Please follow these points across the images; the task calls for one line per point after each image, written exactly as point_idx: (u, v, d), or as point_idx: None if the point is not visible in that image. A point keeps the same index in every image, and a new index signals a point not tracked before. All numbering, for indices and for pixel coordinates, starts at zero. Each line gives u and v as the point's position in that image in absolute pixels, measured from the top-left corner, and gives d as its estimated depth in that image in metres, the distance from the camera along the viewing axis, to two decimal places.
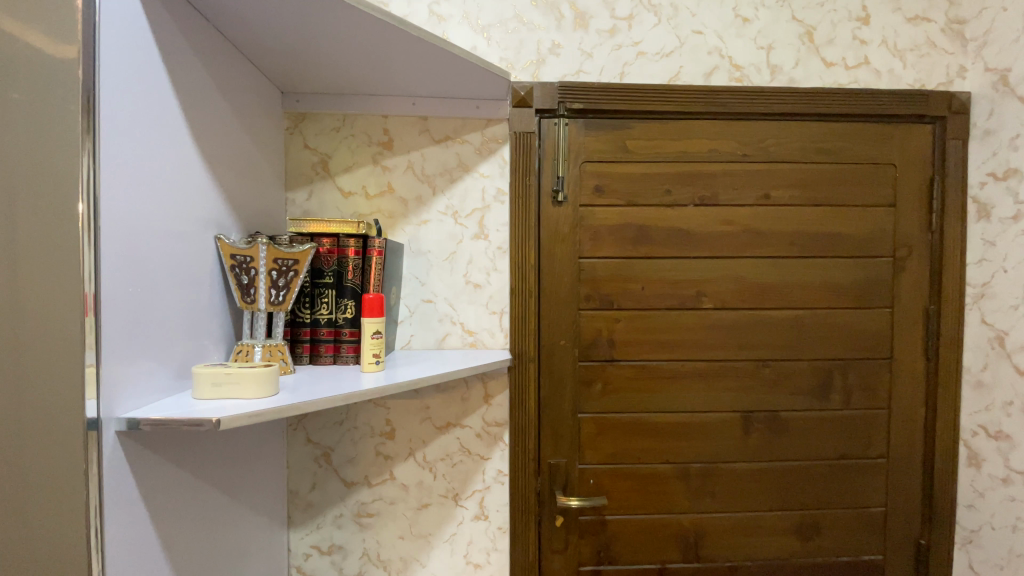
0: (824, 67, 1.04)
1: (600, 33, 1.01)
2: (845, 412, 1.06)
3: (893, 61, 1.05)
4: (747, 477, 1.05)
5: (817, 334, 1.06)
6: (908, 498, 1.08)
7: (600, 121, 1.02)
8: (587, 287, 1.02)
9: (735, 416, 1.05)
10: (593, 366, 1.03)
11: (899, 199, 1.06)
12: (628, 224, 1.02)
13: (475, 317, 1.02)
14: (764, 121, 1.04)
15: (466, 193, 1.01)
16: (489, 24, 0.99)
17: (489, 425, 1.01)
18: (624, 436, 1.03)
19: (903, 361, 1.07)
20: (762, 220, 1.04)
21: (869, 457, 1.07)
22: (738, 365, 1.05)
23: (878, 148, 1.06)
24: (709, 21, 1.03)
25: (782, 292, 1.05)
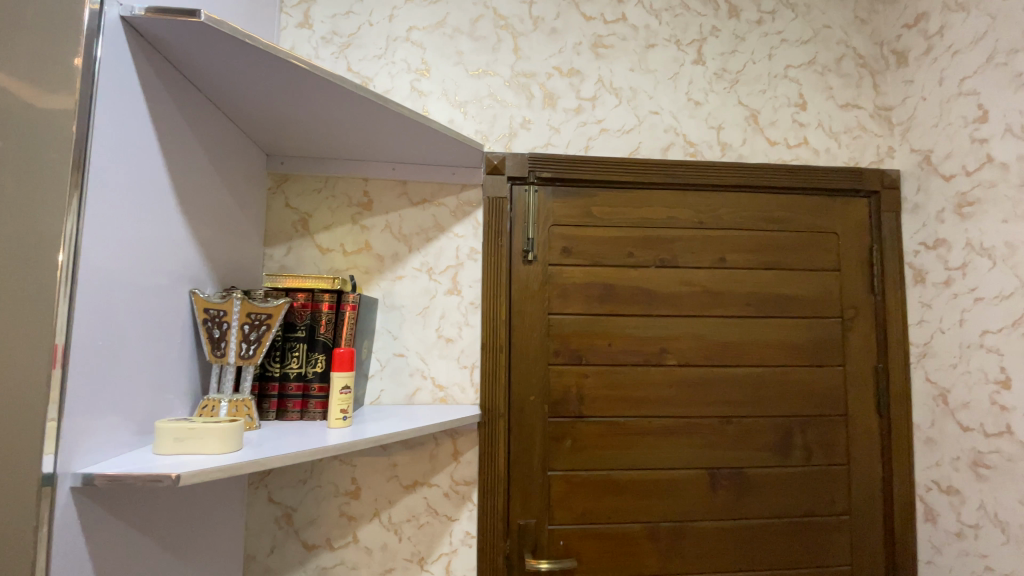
0: (768, 145, 1.16)
1: (567, 111, 1.11)
2: (807, 469, 1.09)
3: (829, 142, 1.17)
4: (715, 538, 1.05)
5: (776, 391, 1.10)
6: (872, 556, 1.09)
7: (567, 188, 1.09)
8: (556, 343, 1.05)
9: (701, 473, 1.06)
10: (562, 422, 1.04)
11: (843, 264, 1.15)
12: (595, 283, 1.08)
13: (447, 372, 1.03)
14: (717, 192, 1.13)
15: (441, 251, 1.06)
16: (465, 100, 1.08)
17: (457, 483, 1.00)
18: (592, 494, 1.03)
19: (858, 417, 1.11)
20: (719, 282, 1.11)
21: (834, 514, 1.09)
22: (704, 421, 1.08)
23: (821, 218, 1.15)
24: (664, 103, 1.14)
25: (742, 349, 1.10)
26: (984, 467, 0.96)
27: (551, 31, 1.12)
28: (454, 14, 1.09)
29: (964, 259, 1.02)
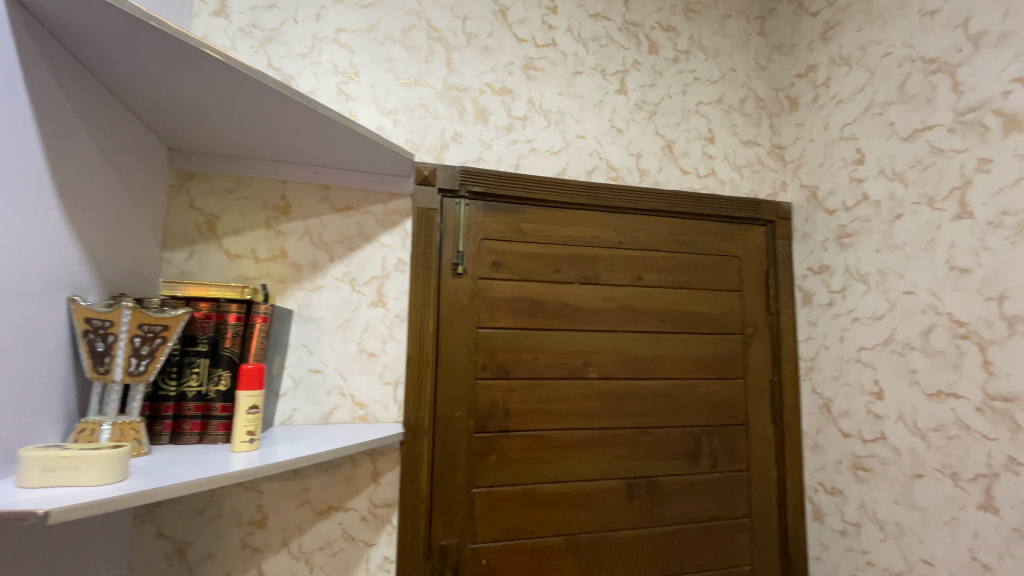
0: (682, 174, 1.25)
1: (498, 128, 1.12)
2: (713, 475, 1.17)
3: (733, 174, 1.29)
4: (631, 546, 1.09)
5: (687, 403, 1.17)
6: (768, 555, 1.19)
7: (497, 203, 1.10)
8: (483, 357, 1.04)
9: (620, 483, 1.10)
10: (488, 438, 1.03)
11: (744, 285, 1.26)
12: (523, 297, 1.09)
13: (367, 388, 0.98)
14: (637, 215, 1.20)
15: (365, 261, 1.01)
16: (395, 108, 1.06)
17: (376, 506, 0.95)
18: (517, 509, 1.03)
19: (756, 426, 1.22)
20: (638, 300, 1.17)
21: (735, 517, 1.17)
22: (623, 432, 1.12)
23: (726, 243, 1.26)
24: (590, 128, 1.19)
25: (658, 363, 1.16)
26: (863, 469, 1.08)
27: (484, 49, 1.13)
28: (386, 21, 1.07)
29: (845, 284, 1.15)
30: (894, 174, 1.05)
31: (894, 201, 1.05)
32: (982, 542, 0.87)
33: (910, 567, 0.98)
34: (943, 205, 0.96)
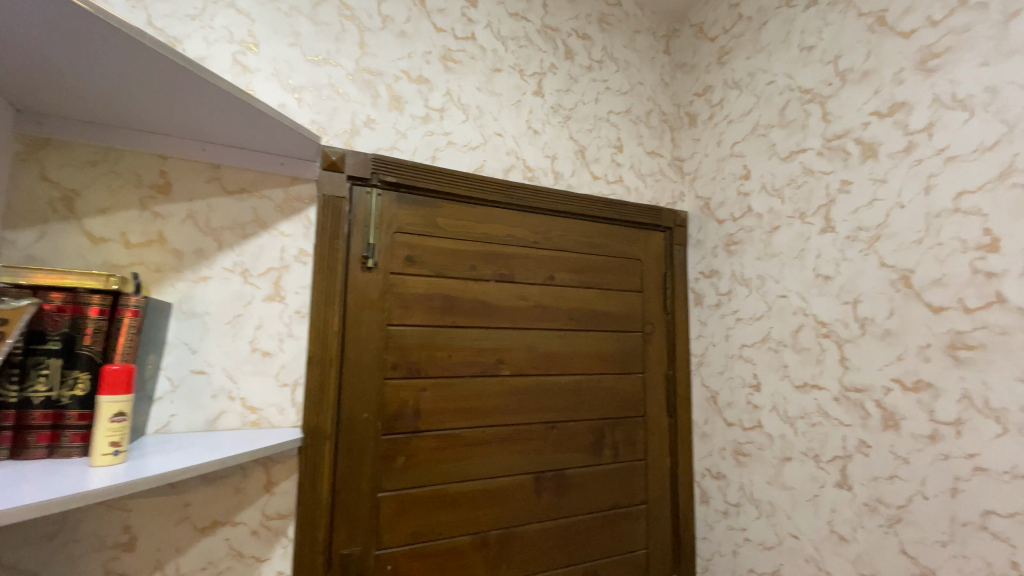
0: (593, 179, 1.30)
1: (413, 118, 1.08)
2: (615, 465, 1.23)
3: (638, 182, 1.37)
4: (538, 539, 1.11)
5: (593, 398, 1.22)
6: (662, 537, 1.27)
7: (411, 196, 1.06)
8: (393, 356, 1.00)
9: (528, 478, 1.11)
10: (396, 439, 0.99)
11: (645, 287, 1.34)
12: (436, 294, 1.06)
13: (261, 390, 0.90)
14: (551, 216, 1.22)
15: (261, 251, 0.92)
16: (301, 86, 0.98)
17: (269, 518, 0.87)
18: (425, 511, 1.00)
19: (653, 418, 1.30)
20: (549, 298, 1.19)
21: (634, 504, 1.24)
22: (532, 427, 1.13)
23: (631, 246, 1.33)
24: (507, 126, 1.20)
25: (567, 360, 1.20)
26: (743, 455, 1.20)
27: (400, 34, 1.09)
28: None
29: (730, 287, 1.27)
30: (774, 190, 1.18)
31: (773, 214, 1.18)
32: (838, 515, 1.00)
33: (780, 540, 1.10)
34: (812, 220, 1.09)
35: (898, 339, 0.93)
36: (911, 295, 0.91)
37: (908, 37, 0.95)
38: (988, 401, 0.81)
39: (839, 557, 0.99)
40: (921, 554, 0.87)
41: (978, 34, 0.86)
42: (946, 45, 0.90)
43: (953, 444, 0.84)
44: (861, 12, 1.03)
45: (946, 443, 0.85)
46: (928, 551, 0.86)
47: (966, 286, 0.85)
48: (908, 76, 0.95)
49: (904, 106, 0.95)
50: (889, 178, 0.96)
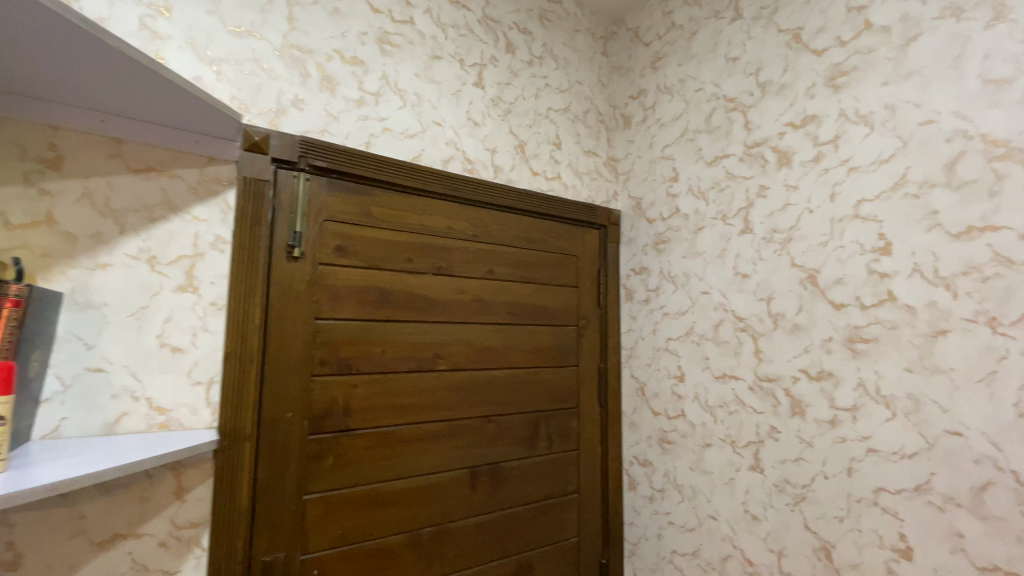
0: (532, 174, 1.30)
1: (347, 101, 1.03)
2: (549, 457, 1.25)
3: (575, 179, 1.39)
4: (472, 534, 1.10)
5: (529, 390, 1.23)
6: (593, 525, 1.31)
7: (343, 183, 1.01)
8: (322, 352, 0.95)
9: (463, 473, 1.11)
10: (324, 439, 0.94)
11: (580, 282, 1.37)
12: (369, 287, 1.02)
13: (171, 389, 0.82)
14: (490, 209, 1.21)
15: (172, 237, 0.84)
16: (220, 58, 0.90)
17: (180, 528, 0.80)
18: (355, 512, 0.96)
19: (586, 410, 1.33)
20: (487, 292, 1.19)
21: (566, 494, 1.27)
22: (468, 422, 1.13)
23: (568, 242, 1.35)
24: (446, 116, 1.17)
25: (504, 354, 1.20)
26: (668, 443, 1.26)
27: (334, 11, 1.03)
28: None
29: (659, 284, 1.33)
30: (699, 192, 1.24)
31: (698, 215, 1.24)
32: (751, 496, 1.08)
33: (701, 522, 1.17)
34: (733, 221, 1.16)
35: (805, 333, 1.01)
36: (817, 292, 1.00)
37: (820, 55, 1.03)
38: (879, 388, 0.90)
39: (752, 535, 1.07)
40: (822, 528, 0.96)
41: (879, 56, 0.95)
42: (852, 64, 0.98)
43: (850, 428, 0.93)
44: (781, 29, 1.11)
45: (844, 427, 0.94)
46: (827, 526, 0.95)
47: (863, 285, 0.94)
48: (820, 91, 1.03)
49: (815, 119, 1.03)
50: (801, 184, 1.04)
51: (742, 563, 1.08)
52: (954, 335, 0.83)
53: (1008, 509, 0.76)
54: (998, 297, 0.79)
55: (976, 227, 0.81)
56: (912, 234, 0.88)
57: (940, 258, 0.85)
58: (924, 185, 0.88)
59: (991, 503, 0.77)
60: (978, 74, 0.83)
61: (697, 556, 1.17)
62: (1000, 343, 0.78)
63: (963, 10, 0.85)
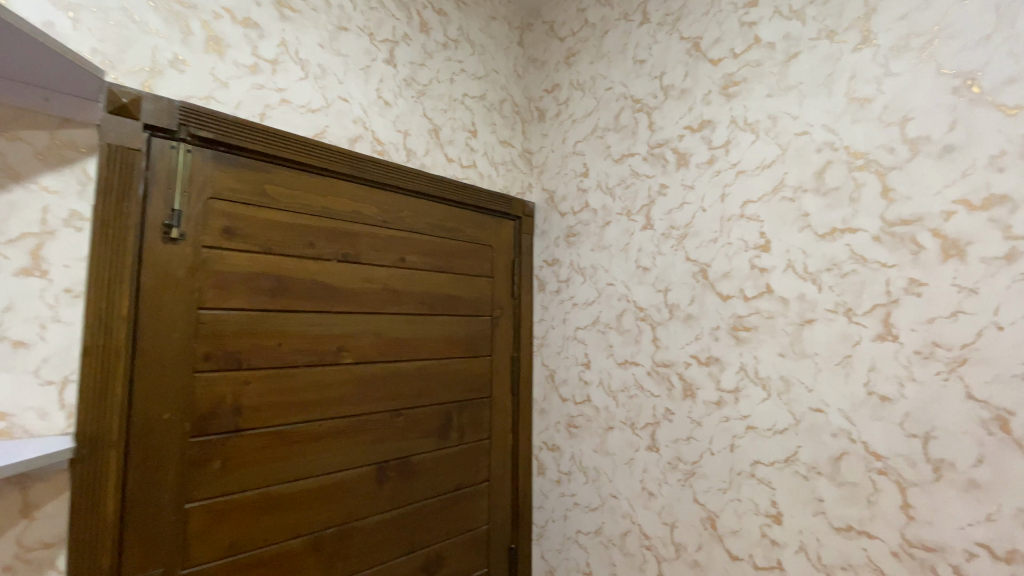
0: (446, 160, 1.27)
1: (238, 66, 0.93)
2: (460, 448, 1.24)
3: (490, 168, 1.38)
4: (379, 531, 1.07)
5: (441, 381, 1.21)
6: (502, 512, 1.33)
7: (233, 157, 0.91)
8: (206, 345, 0.86)
9: (370, 470, 1.06)
10: (209, 442, 0.85)
11: (495, 272, 1.36)
12: (263, 274, 0.93)
13: (12, 389, 0.70)
14: (401, 194, 1.16)
15: (11, 210, 0.71)
16: (77, 3, 0.76)
17: (26, 551, 0.69)
18: (246, 518, 0.89)
19: (498, 399, 1.34)
20: (397, 281, 1.14)
21: (477, 483, 1.27)
22: (375, 417, 1.08)
23: (482, 231, 1.34)
24: (354, 92, 1.10)
25: (414, 345, 1.16)
26: (575, 427, 1.31)
27: None
28: None
29: (569, 275, 1.36)
30: (607, 188, 1.29)
31: (606, 210, 1.29)
32: (648, 474, 1.15)
33: (603, 501, 1.23)
34: (636, 217, 1.23)
35: (697, 321, 1.10)
36: (708, 285, 1.09)
37: (716, 64, 1.12)
38: (757, 371, 1.01)
39: (648, 510, 1.15)
40: (708, 500, 1.06)
41: (765, 69, 1.04)
42: (743, 76, 1.07)
43: (733, 408, 1.03)
44: (683, 36, 1.18)
45: (728, 407, 1.04)
46: (713, 497, 1.05)
47: (746, 279, 1.04)
48: (715, 98, 1.11)
49: (710, 124, 1.11)
50: (696, 184, 1.12)
51: (640, 536, 1.16)
52: (819, 323, 0.94)
53: (858, 474, 0.88)
54: (853, 291, 0.91)
55: (838, 229, 0.93)
56: (788, 234, 0.99)
57: (809, 255, 0.96)
58: (797, 190, 0.98)
59: (845, 469, 0.89)
60: (845, 93, 0.94)
61: (599, 533, 1.23)
62: (854, 330, 0.90)
63: (835, 34, 0.96)
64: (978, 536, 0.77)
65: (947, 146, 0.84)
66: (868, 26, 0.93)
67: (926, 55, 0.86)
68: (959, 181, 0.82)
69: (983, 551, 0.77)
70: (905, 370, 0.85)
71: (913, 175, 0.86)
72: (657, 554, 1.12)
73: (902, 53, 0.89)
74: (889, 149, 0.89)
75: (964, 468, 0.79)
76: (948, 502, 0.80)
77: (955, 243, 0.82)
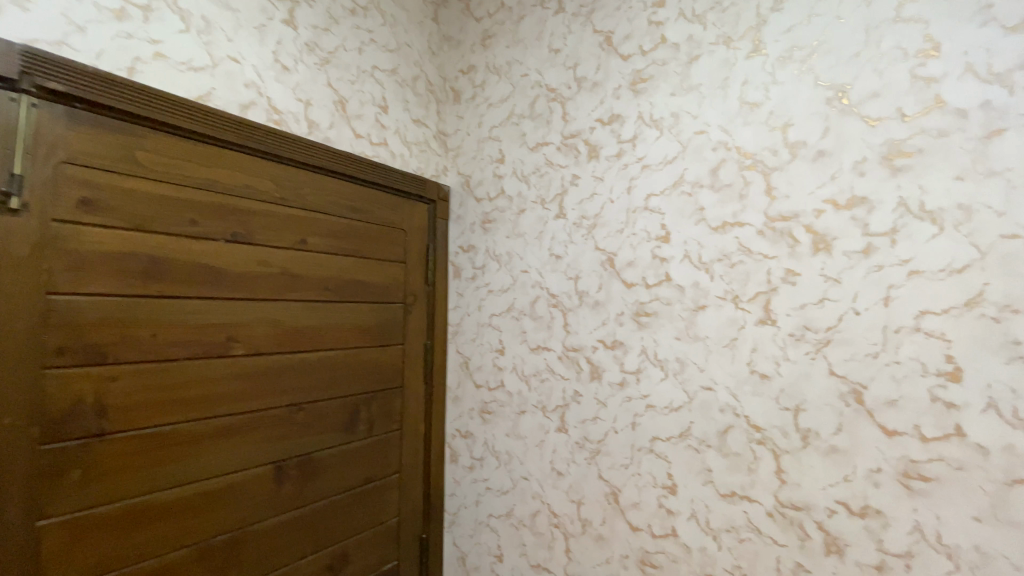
0: (353, 136, 1.20)
1: (99, 9, 0.80)
2: (368, 440, 1.19)
3: (402, 148, 1.32)
4: (278, 533, 1.00)
5: (347, 372, 1.15)
6: (413, 503, 1.30)
7: (94, 117, 0.78)
8: (60, 337, 0.73)
9: (267, 469, 0.98)
10: (67, 449, 0.73)
11: (407, 257, 1.30)
12: (133, 254, 0.81)
13: None
14: (301, 169, 1.07)
15: None
16: None
17: None
18: (114, 533, 0.78)
19: (410, 388, 1.30)
20: (297, 265, 1.05)
21: (387, 475, 1.23)
22: (272, 413, 1.00)
23: (394, 214, 1.27)
24: (246, 53, 1.00)
25: (317, 334, 1.09)
26: (488, 413, 1.31)
27: None
28: None
29: (484, 261, 1.35)
30: (522, 175, 1.30)
31: (520, 197, 1.30)
32: (557, 455, 1.19)
33: (515, 484, 1.26)
34: (550, 205, 1.25)
35: (605, 308, 1.15)
36: (614, 273, 1.14)
37: (626, 60, 1.16)
38: (657, 354, 1.08)
39: (557, 489, 1.19)
40: (612, 476, 1.11)
41: (670, 69, 1.10)
42: (650, 73, 1.12)
43: (635, 388, 1.10)
44: (596, 29, 1.21)
45: (631, 388, 1.10)
46: (617, 473, 1.11)
47: (649, 267, 1.10)
48: (624, 93, 1.15)
49: (619, 118, 1.15)
50: (606, 176, 1.16)
51: (549, 515, 1.19)
52: (710, 309, 1.02)
53: (740, 445, 0.98)
54: (740, 280, 1.00)
55: (729, 222, 1.01)
56: (687, 226, 1.06)
57: (704, 246, 1.04)
58: (695, 186, 1.05)
59: (730, 441, 0.99)
60: (737, 97, 1.02)
61: (510, 515, 1.26)
62: (740, 315, 0.99)
63: (731, 41, 1.04)
64: (836, 494, 0.89)
65: (819, 151, 0.94)
66: (759, 36, 1.01)
67: (806, 67, 0.96)
68: (828, 183, 0.93)
69: (839, 507, 0.89)
70: (780, 351, 0.95)
71: (792, 176, 0.96)
72: (564, 531, 1.17)
73: (786, 64, 0.98)
74: (773, 151, 0.98)
75: (826, 436, 0.91)
76: (813, 466, 0.91)
77: (823, 238, 0.93)
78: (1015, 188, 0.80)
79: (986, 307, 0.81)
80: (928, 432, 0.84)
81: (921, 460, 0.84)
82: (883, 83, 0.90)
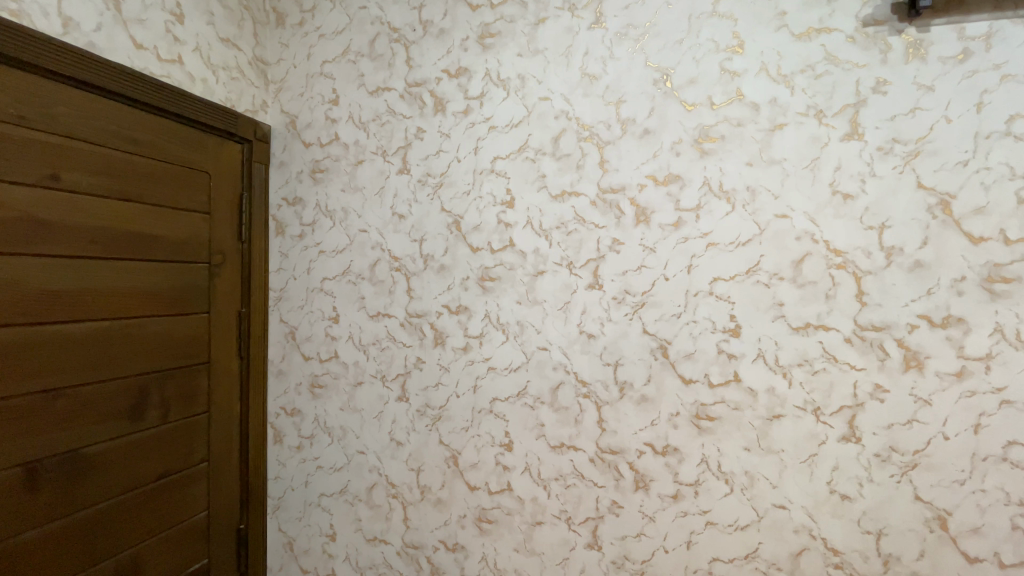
0: (134, 47, 0.94)
1: None
2: (164, 427, 1.00)
3: (205, 72, 1.08)
4: (35, 553, 0.78)
5: (129, 348, 0.92)
6: (227, 492, 1.14)
7: None
8: None
9: (12, 475, 0.75)
10: None
11: (213, 208, 1.09)
12: None
13: None
14: (47, 80, 0.79)
15: None
16: None
17: None
18: None
19: (219, 363, 1.11)
20: (48, 211, 0.80)
21: (190, 465, 1.05)
22: (16, 403, 0.76)
23: (194, 153, 1.04)
24: None
25: (83, 301, 0.85)
26: (318, 386, 1.20)
27: None
28: None
29: (314, 218, 1.20)
30: (360, 122, 1.17)
31: (358, 147, 1.17)
32: (396, 424, 1.15)
33: (349, 459, 1.18)
34: (391, 159, 1.15)
35: (449, 272, 1.12)
36: (460, 236, 1.11)
37: (474, 10, 1.10)
38: (498, 318, 1.09)
39: (396, 459, 1.15)
40: (452, 440, 1.12)
41: (517, 27, 1.08)
42: (498, 29, 1.09)
43: (477, 352, 1.10)
44: None
45: (473, 351, 1.10)
46: (456, 436, 1.11)
47: (493, 232, 1.09)
48: (472, 46, 1.10)
49: (466, 72, 1.10)
50: (452, 133, 1.11)
51: (386, 486, 1.16)
52: (548, 274, 1.06)
53: (569, 399, 1.05)
54: (575, 246, 1.05)
55: (567, 191, 1.05)
56: (530, 192, 1.07)
57: (544, 213, 1.06)
58: (538, 152, 1.07)
59: (561, 397, 1.06)
60: (579, 66, 1.05)
61: (344, 492, 1.19)
62: (574, 280, 1.05)
63: (576, 8, 1.05)
64: (645, 437, 1.02)
65: (646, 130, 1.02)
66: (601, 8, 1.04)
67: (639, 46, 1.02)
68: (651, 160, 1.02)
69: (647, 448, 1.02)
70: (605, 313, 1.04)
71: (622, 151, 1.03)
72: (403, 500, 1.15)
73: (623, 40, 1.03)
74: (607, 125, 1.03)
75: (639, 386, 1.02)
76: (629, 414, 1.03)
77: (644, 211, 1.02)
78: (787, 176, 0.97)
79: (760, 274, 0.98)
80: (714, 378, 1.00)
81: (708, 403, 1.00)
82: (698, 72, 1.00)
